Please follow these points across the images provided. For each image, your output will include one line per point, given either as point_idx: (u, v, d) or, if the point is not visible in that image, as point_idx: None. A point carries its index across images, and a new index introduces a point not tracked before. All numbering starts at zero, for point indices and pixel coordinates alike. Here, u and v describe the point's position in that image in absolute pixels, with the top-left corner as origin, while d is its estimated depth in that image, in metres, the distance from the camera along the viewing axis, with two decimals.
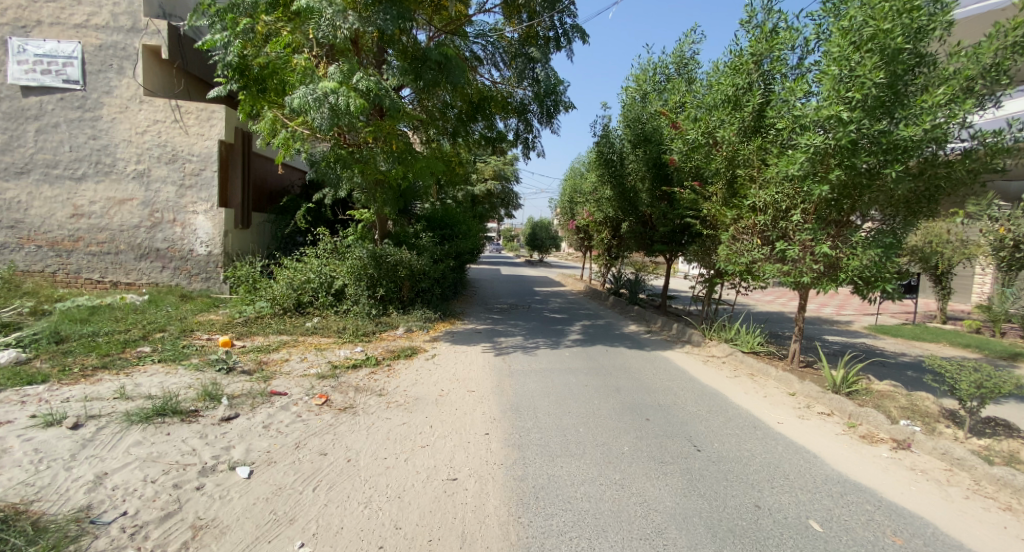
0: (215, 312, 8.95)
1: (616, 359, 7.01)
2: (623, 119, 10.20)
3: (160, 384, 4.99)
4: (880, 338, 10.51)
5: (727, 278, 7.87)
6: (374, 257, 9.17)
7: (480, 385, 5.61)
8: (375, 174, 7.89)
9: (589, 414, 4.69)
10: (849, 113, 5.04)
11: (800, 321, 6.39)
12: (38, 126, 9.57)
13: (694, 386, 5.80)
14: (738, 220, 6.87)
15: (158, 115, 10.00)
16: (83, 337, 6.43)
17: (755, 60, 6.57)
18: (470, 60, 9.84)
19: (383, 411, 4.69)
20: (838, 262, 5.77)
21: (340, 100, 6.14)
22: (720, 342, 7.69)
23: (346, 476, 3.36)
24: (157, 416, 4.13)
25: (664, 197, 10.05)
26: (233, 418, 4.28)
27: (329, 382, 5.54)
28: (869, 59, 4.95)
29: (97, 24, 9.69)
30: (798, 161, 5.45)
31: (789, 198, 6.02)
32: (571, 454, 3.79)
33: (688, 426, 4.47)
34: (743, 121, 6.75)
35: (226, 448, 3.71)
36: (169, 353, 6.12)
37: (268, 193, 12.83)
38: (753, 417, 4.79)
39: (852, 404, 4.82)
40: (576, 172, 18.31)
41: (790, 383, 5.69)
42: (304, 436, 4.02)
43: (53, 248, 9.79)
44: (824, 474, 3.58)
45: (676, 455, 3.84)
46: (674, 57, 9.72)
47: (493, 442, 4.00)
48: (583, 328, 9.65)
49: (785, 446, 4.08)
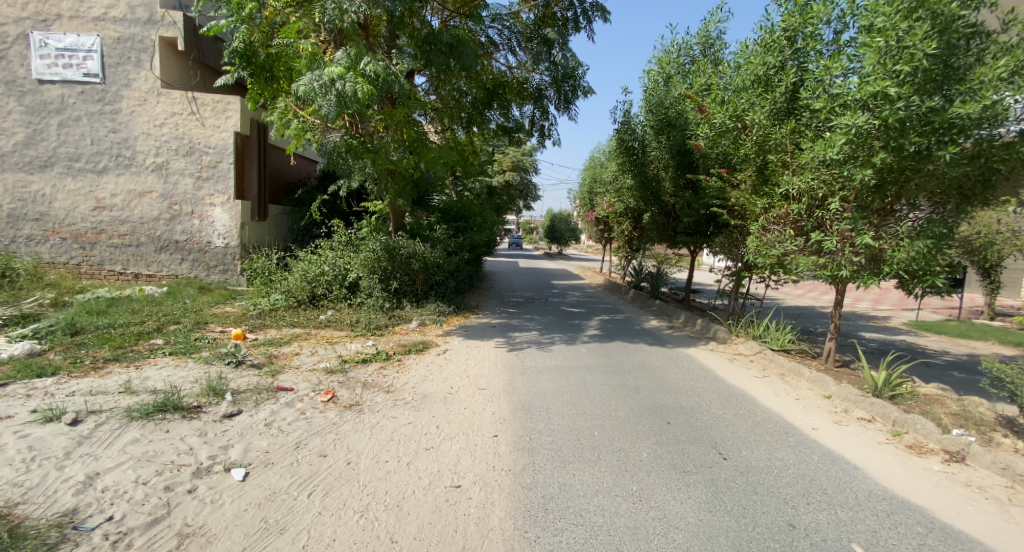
0: (230, 304, 8.93)
1: (636, 356, 6.70)
2: (645, 104, 9.78)
3: (166, 378, 4.91)
4: (921, 335, 9.89)
5: (755, 271, 7.43)
6: (388, 250, 9.02)
7: (491, 383, 5.37)
8: (386, 165, 7.61)
9: (606, 416, 4.41)
10: (897, 89, 4.59)
11: (835, 318, 5.94)
12: (61, 120, 9.68)
13: (719, 386, 5.45)
14: (768, 210, 6.46)
15: (176, 107, 10.01)
16: (99, 329, 6.42)
17: (788, 36, 6.13)
18: (486, 45, 9.56)
19: (388, 409, 4.49)
20: (882, 255, 5.29)
21: (347, 86, 5.95)
22: (748, 339, 7.28)
23: (344, 481, 3.17)
24: (158, 412, 4.01)
25: (688, 185, 9.64)
26: (235, 415, 4.13)
27: (337, 377, 5.38)
28: (921, 27, 4.49)
29: (116, 16, 9.75)
30: (838, 143, 5.02)
31: (825, 185, 5.54)
32: (585, 461, 3.53)
33: (713, 431, 4.16)
34: (774, 103, 6.33)
35: (224, 447, 3.55)
36: (180, 345, 6.05)
37: (284, 185, 12.89)
38: (784, 422, 4.43)
39: (896, 410, 4.41)
40: (596, 162, 17.83)
41: (825, 385, 5.28)
42: (305, 435, 3.85)
43: (77, 241, 9.94)
44: (868, 490, 3.23)
45: (699, 464, 3.54)
46: (699, 37, 9.25)
47: (501, 446, 3.76)
48: (602, 323, 9.32)
49: (821, 456, 3.74)
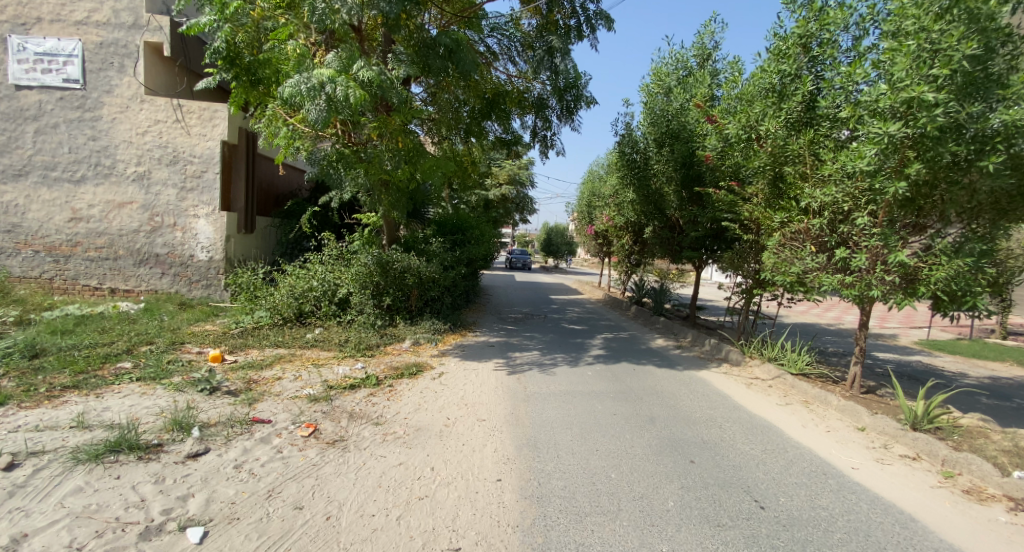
0: (211, 322, 8.40)
1: (647, 381, 6.22)
2: (646, 116, 9.36)
3: (127, 409, 4.38)
4: (936, 355, 9.54)
5: (769, 289, 7.04)
6: (381, 264, 8.54)
7: (492, 413, 4.88)
8: (379, 175, 7.21)
9: (621, 454, 3.94)
10: (934, 93, 4.22)
11: (861, 340, 5.54)
12: (38, 127, 9.21)
13: (741, 416, 5.01)
14: (785, 225, 6.09)
15: (159, 115, 9.58)
16: (61, 350, 5.87)
17: (802, 42, 5.80)
18: (484, 54, 9.31)
19: (377, 446, 3.99)
20: (917, 274, 4.91)
21: (338, 90, 5.54)
22: (763, 362, 6.86)
23: (321, 543, 2.66)
24: (111, 452, 3.48)
25: (694, 198, 9.33)
26: (201, 454, 3.61)
27: (321, 407, 4.87)
28: (958, 27, 4.15)
29: (98, 20, 9.35)
30: (869, 154, 4.65)
31: (851, 198, 5.21)
32: (603, 513, 3.06)
33: (743, 472, 3.71)
34: (790, 113, 5.96)
35: (182, 498, 3.02)
36: (149, 370, 5.50)
37: (274, 197, 12.49)
38: (820, 460, 4.00)
39: (944, 448, 4.01)
40: (596, 175, 17.53)
41: (857, 415, 4.88)
42: (280, 480, 3.34)
43: (50, 254, 9.41)
44: (935, 549, 2.78)
45: (735, 516, 3.08)
46: (695, 49, 9.04)
47: (506, 494, 3.28)
48: (606, 342, 8.88)
49: (871, 505, 3.29)
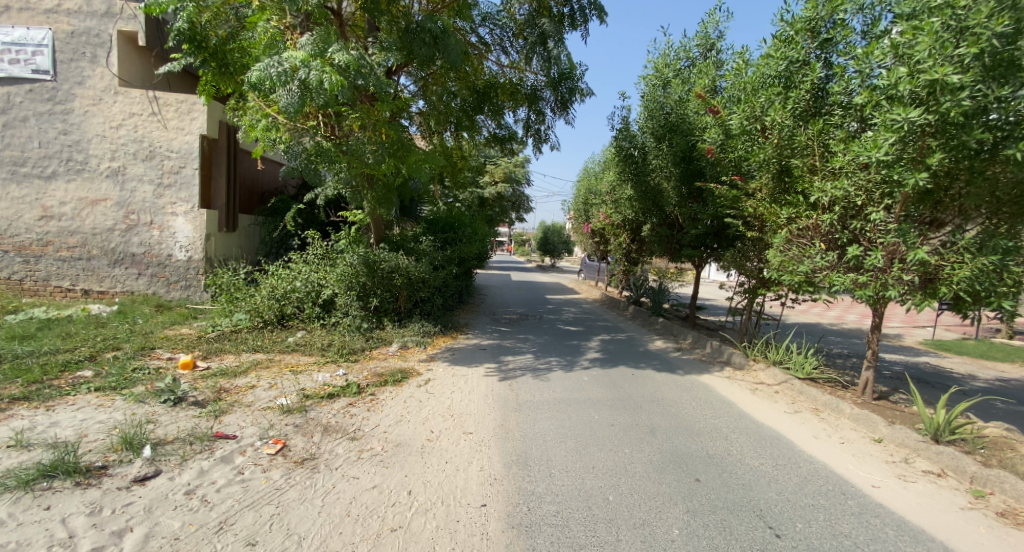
0: (188, 325, 7.97)
1: (646, 387, 5.86)
2: (644, 110, 9.03)
3: (76, 425, 3.97)
4: (944, 356, 9.25)
5: (774, 289, 6.69)
6: (367, 264, 8.15)
7: (480, 426, 4.50)
8: (362, 169, 6.79)
9: (619, 472, 3.58)
10: (960, 75, 3.86)
11: (874, 344, 5.19)
12: (5, 120, 8.77)
13: (748, 426, 4.66)
14: (793, 221, 5.81)
15: (134, 107, 9.13)
16: (17, 357, 5.45)
17: (812, 26, 5.46)
18: (476, 46, 8.99)
19: (351, 466, 3.61)
20: (937, 273, 4.57)
21: (312, 75, 5.14)
22: (769, 365, 6.52)
23: None
24: (45, 478, 3.08)
25: (694, 194, 8.93)
26: (150, 478, 3.22)
27: (295, 419, 4.47)
28: (986, 2, 3.79)
29: (69, 8, 8.92)
30: (886, 142, 4.29)
31: (866, 192, 4.88)
32: (600, 545, 2.68)
33: (754, 493, 3.35)
34: (798, 102, 5.58)
35: (118, 534, 2.62)
36: (111, 379, 5.10)
37: (258, 194, 12.13)
38: (837, 478, 3.66)
39: (973, 464, 3.67)
40: (592, 171, 17.21)
41: (873, 425, 4.56)
42: (235, 509, 2.96)
43: (20, 254, 8.98)
44: None
45: (749, 547, 2.71)
46: (698, 39, 8.70)
47: (490, 523, 2.91)
48: (602, 344, 8.53)
49: (897, 532, 2.94)
